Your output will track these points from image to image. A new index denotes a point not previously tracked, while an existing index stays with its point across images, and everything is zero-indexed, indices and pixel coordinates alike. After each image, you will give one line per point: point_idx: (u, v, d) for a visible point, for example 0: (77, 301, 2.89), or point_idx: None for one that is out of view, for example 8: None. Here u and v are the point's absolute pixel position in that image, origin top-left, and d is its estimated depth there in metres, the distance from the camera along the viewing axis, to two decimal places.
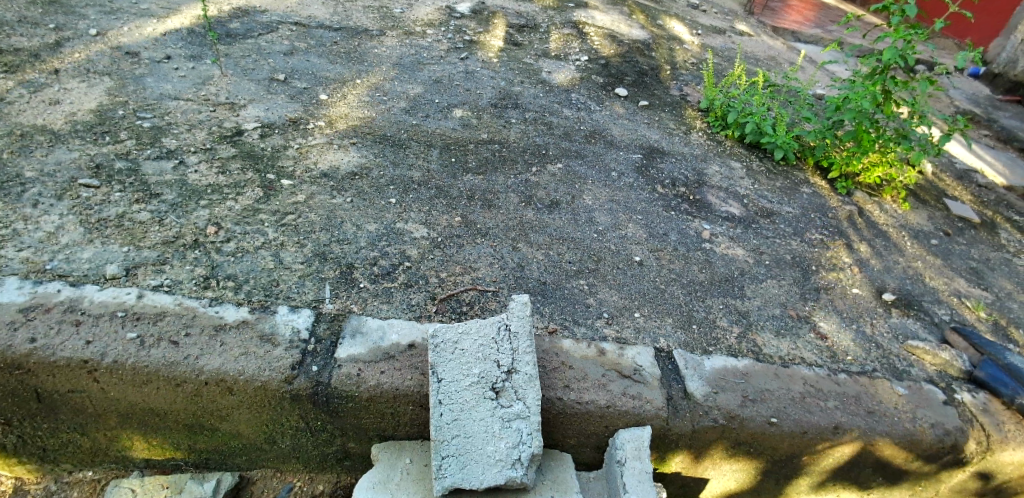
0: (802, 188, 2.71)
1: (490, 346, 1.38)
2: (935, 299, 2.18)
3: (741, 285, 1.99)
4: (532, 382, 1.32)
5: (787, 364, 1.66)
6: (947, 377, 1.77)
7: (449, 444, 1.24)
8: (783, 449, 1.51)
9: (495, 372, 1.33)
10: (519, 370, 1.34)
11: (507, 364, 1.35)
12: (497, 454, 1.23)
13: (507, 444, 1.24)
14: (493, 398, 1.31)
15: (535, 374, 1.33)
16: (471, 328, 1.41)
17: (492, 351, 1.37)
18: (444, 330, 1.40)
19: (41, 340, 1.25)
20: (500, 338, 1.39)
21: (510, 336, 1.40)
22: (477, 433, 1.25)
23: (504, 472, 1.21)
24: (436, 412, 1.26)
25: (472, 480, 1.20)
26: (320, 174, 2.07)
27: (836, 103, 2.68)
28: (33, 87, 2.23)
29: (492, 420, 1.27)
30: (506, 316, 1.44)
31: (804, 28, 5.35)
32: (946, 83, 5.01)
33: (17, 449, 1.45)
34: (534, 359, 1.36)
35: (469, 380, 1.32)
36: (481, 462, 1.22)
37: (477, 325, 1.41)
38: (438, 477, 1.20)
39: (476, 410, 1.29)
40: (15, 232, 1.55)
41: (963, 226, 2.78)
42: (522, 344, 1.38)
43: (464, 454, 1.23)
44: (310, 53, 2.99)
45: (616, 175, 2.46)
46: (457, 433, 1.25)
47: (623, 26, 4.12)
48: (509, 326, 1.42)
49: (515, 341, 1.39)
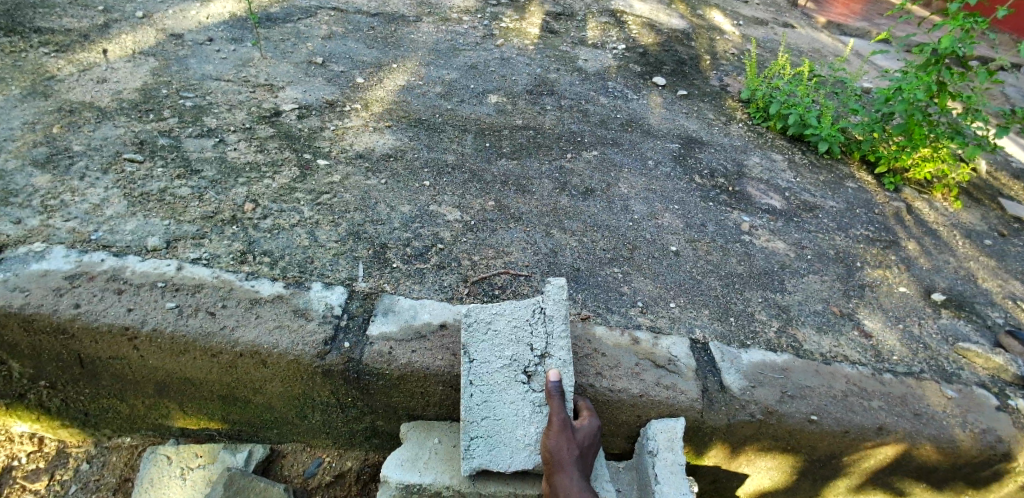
0: (847, 183, 2.60)
1: (524, 329, 1.36)
2: (988, 301, 2.07)
3: (782, 278, 1.92)
4: (566, 367, 1.29)
5: (829, 361, 1.60)
6: (1000, 382, 1.68)
7: (477, 425, 1.23)
8: (823, 448, 1.46)
9: (529, 355, 1.32)
10: (553, 353, 1.32)
11: (540, 348, 1.33)
12: (525, 438, 1.23)
13: (537, 428, 1.24)
14: (525, 381, 1.30)
15: (569, 359, 1.30)
16: (504, 310, 1.38)
17: (526, 334, 1.35)
18: (477, 310, 1.38)
19: (84, 306, 1.28)
20: (534, 321, 1.37)
21: (545, 319, 1.37)
22: (508, 416, 1.25)
23: (532, 455, 1.21)
24: (467, 393, 1.25)
25: (500, 462, 1.20)
26: (355, 155, 2.08)
27: (886, 94, 2.56)
28: (82, 66, 2.30)
29: (523, 404, 1.27)
30: (541, 299, 1.40)
31: (851, 20, 5.14)
32: (1004, 79, 4.75)
33: (61, 412, 1.50)
34: (568, 343, 1.33)
35: (502, 362, 1.31)
36: (510, 445, 1.22)
37: (511, 307, 1.39)
38: (465, 458, 1.20)
39: (506, 392, 1.28)
40: (63, 203, 1.60)
41: (1019, 227, 2.64)
42: (557, 329, 1.35)
43: (492, 435, 1.22)
44: (348, 38, 3.01)
45: (653, 164, 2.41)
46: (486, 414, 1.24)
47: (663, 15, 4.02)
48: (544, 308, 1.39)
49: (549, 325, 1.36)
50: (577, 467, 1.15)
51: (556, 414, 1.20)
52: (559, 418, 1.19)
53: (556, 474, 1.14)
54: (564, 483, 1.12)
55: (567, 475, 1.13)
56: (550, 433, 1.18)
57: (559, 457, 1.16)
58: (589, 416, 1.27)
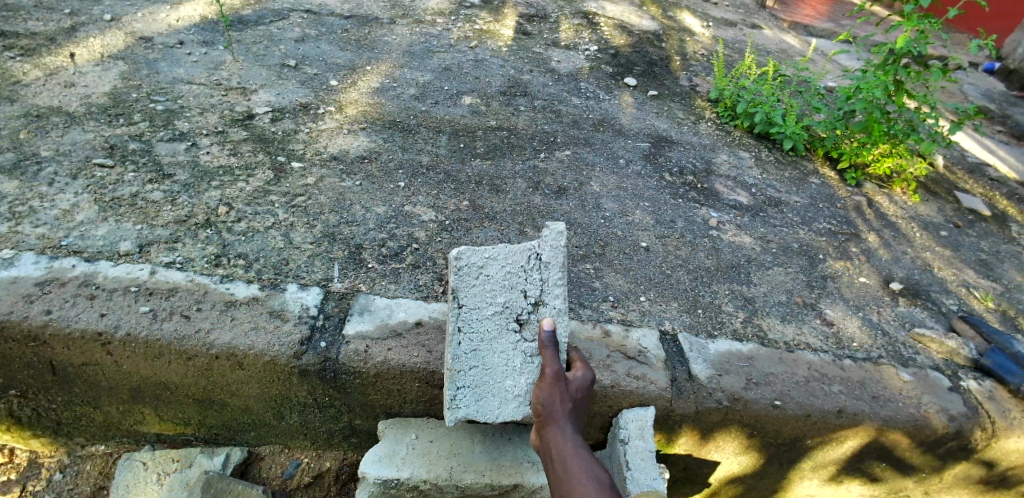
0: (811, 178, 2.70)
1: (518, 275, 1.40)
2: (944, 289, 2.17)
3: (748, 271, 1.99)
4: (560, 317, 1.36)
5: (792, 349, 1.67)
6: (953, 365, 1.77)
7: (465, 374, 1.27)
8: (787, 432, 1.53)
9: (522, 303, 1.37)
10: (547, 302, 1.38)
11: (535, 296, 1.38)
12: (515, 389, 1.30)
13: (526, 380, 1.31)
14: (517, 330, 1.36)
15: (564, 309, 1.37)
16: (498, 255, 1.40)
17: (520, 280, 1.39)
18: (469, 253, 1.38)
19: (56, 312, 1.28)
20: (530, 268, 1.40)
21: (541, 266, 1.41)
22: (498, 365, 1.31)
23: (520, 408, 1.28)
24: (456, 339, 1.29)
25: (487, 413, 1.25)
26: (329, 157, 2.09)
27: (847, 92, 2.66)
28: (49, 70, 2.27)
29: (515, 354, 1.33)
30: (537, 244, 1.42)
31: (817, 21, 5.30)
32: (960, 77, 4.96)
33: (32, 422, 1.49)
34: (563, 291, 1.39)
35: (494, 309, 1.36)
36: (498, 396, 1.28)
37: (505, 252, 1.40)
38: (451, 408, 1.23)
39: (497, 340, 1.34)
40: (32, 209, 1.58)
41: (973, 219, 2.76)
42: (552, 276, 1.40)
43: (480, 385, 1.27)
44: (321, 40, 3.01)
45: (624, 163, 2.47)
46: (474, 363, 1.29)
47: (634, 17, 4.10)
48: (540, 255, 1.42)
49: (545, 272, 1.40)
50: (568, 419, 1.18)
51: (548, 368, 1.24)
52: (552, 372, 1.23)
53: (548, 426, 1.18)
54: (554, 434, 1.16)
55: (559, 427, 1.16)
56: (542, 386, 1.22)
57: (551, 409, 1.19)
58: (583, 368, 1.29)
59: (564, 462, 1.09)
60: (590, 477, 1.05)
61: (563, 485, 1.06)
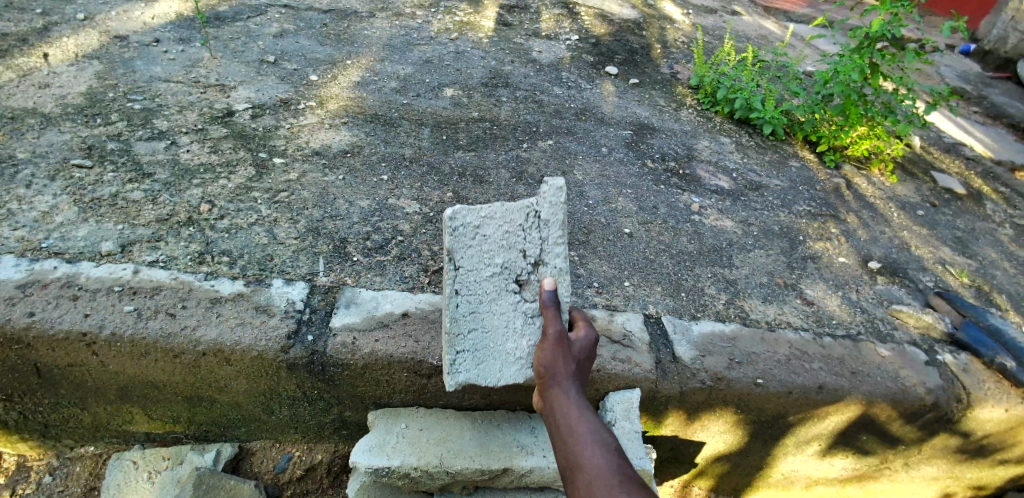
0: (791, 162, 2.74)
1: (517, 234, 1.34)
2: (921, 267, 2.22)
3: (729, 254, 2.03)
4: (561, 277, 1.34)
5: (773, 328, 1.71)
6: (930, 340, 1.82)
7: (464, 338, 1.27)
8: (770, 409, 1.56)
9: (521, 264, 1.33)
10: (547, 262, 1.35)
11: (535, 255, 1.35)
12: (516, 352, 1.29)
13: (528, 342, 1.30)
14: (516, 291, 1.33)
15: (565, 269, 1.34)
16: (495, 214, 1.33)
17: (519, 239, 1.34)
18: (464, 212, 1.29)
19: (39, 314, 1.27)
20: (529, 227, 1.35)
21: (540, 225, 1.36)
22: (499, 327, 1.30)
23: (521, 370, 1.28)
24: (453, 304, 1.27)
25: (488, 378, 1.26)
26: (311, 152, 2.09)
27: (824, 76, 2.70)
28: (22, 71, 2.23)
29: (516, 316, 1.32)
30: (536, 201, 1.36)
31: (796, 7, 5.34)
32: (936, 59, 5.04)
33: (19, 425, 1.49)
34: (564, 249, 1.35)
35: (492, 271, 1.32)
36: (499, 360, 1.29)
37: (502, 210, 1.33)
38: (451, 373, 1.23)
39: (496, 302, 1.32)
40: (10, 212, 1.57)
41: (949, 198, 2.83)
42: (553, 235, 1.35)
43: (480, 349, 1.28)
44: (300, 35, 2.99)
45: (607, 151, 2.49)
46: (473, 326, 1.29)
47: (615, 5, 4.11)
48: (539, 212, 1.36)
49: (544, 230, 1.35)
50: (571, 380, 1.11)
51: (550, 330, 1.19)
52: (553, 334, 1.19)
53: (550, 388, 1.10)
54: (557, 395, 1.07)
55: (561, 386, 1.09)
56: (544, 348, 1.18)
57: (553, 370, 1.13)
58: (585, 329, 1.24)
59: (568, 424, 0.99)
60: (594, 432, 0.96)
61: (568, 447, 0.95)
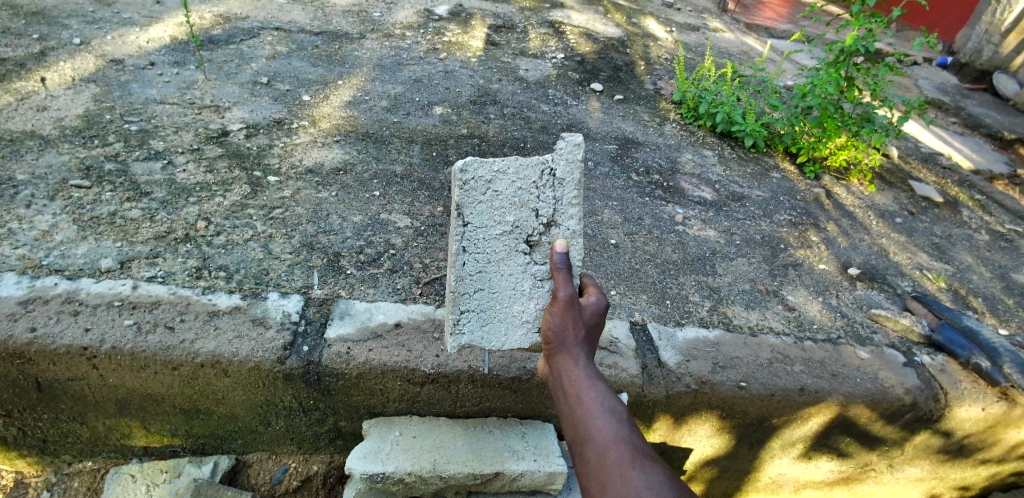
0: (771, 173, 2.83)
1: (531, 192, 1.32)
2: (899, 272, 2.30)
3: (713, 263, 2.09)
4: (573, 240, 1.34)
5: (755, 333, 1.77)
6: (908, 342, 1.89)
7: (469, 297, 1.33)
8: (754, 412, 1.61)
9: (534, 223, 1.33)
10: (560, 222, 1.34)
11: (548, 216, 1.33)
12: (522, 315, 1.35)
13: (536, 305, 1.35)
14: (527, 252, 1.35)
15: (579, 232, 1.34)
16: (509, 169, 1.30)
17: (532, 197, 1.32)
18: (477, 165, 1.27)
19: (41, 329, 1.31)
20: (543, 184, 1.33)
21: (555, 183, 1.34)
22: (506, 290, 1.35)
23: (524, 335, 1.36)
24: (461, 262, 1.31)
25: (492, 340, 1.35)
26: (305, 170, 2.14)
27: (802, 89, 2.80)
28: (20, 95, 2.28)
29: (524, 278, 1.35)
30: (553, 158, 1.33)
31: (776, 23, 5.51)
32: (913, 72, 5.20)
33: (18, 441, 1.51)
34: (577, 211, 1.34)
35: (503, 230, 1.32)
36: (504, 322, 1.36)
37: (516, 165, 1.30)
38: (453, 334, 1.34)
39: (505, 262, 1.34)
40: (10, 231, 1.60)
41: (926, 206, 2.92)
42: (567, 195, 1.33)
43: (484, 310, 1.35)
44: (292, 56, 3.06)
45: (593, 165, 2.56)
46: (480, 286, 1.34)
47: (599, 24, 4.23)
48: (555, 170, 1.33)
49: (559, 189, 1.33)
50: (579, 346, 1.12)
51: (562, 293, 1.17)
52: (564, 296, 1.17)
53: (558, 354, 1.12)
54: (565, 362, 1.10)
55: (571, 353, 1.10)
56: (553, 312, 1.16)
57: (563, 336, 1.13)
58: (594, 295, 1.24)
59: (576, 392, 1.03)
60: (604, 403, 0.98)
61: (577, 415, 0.98)
